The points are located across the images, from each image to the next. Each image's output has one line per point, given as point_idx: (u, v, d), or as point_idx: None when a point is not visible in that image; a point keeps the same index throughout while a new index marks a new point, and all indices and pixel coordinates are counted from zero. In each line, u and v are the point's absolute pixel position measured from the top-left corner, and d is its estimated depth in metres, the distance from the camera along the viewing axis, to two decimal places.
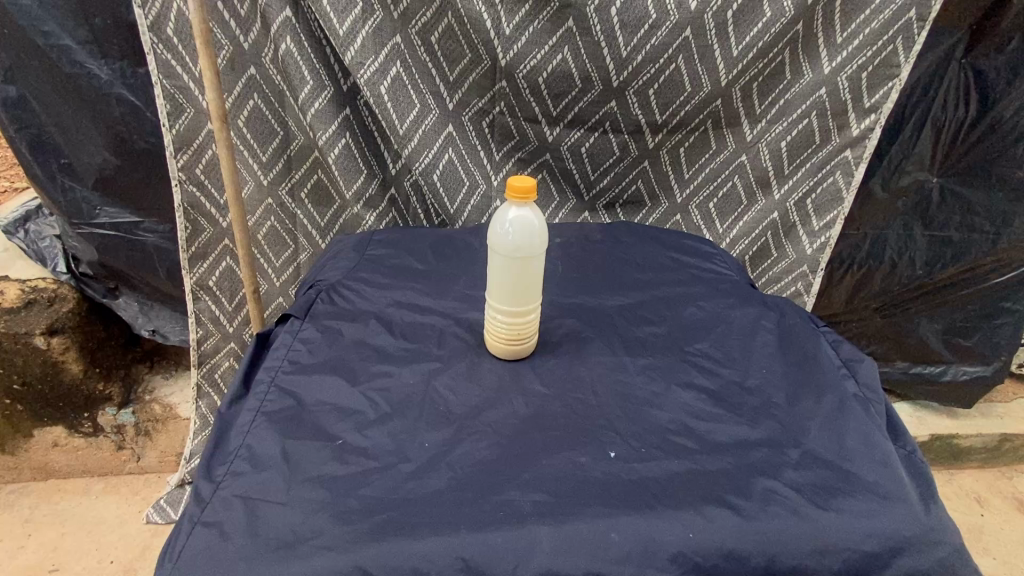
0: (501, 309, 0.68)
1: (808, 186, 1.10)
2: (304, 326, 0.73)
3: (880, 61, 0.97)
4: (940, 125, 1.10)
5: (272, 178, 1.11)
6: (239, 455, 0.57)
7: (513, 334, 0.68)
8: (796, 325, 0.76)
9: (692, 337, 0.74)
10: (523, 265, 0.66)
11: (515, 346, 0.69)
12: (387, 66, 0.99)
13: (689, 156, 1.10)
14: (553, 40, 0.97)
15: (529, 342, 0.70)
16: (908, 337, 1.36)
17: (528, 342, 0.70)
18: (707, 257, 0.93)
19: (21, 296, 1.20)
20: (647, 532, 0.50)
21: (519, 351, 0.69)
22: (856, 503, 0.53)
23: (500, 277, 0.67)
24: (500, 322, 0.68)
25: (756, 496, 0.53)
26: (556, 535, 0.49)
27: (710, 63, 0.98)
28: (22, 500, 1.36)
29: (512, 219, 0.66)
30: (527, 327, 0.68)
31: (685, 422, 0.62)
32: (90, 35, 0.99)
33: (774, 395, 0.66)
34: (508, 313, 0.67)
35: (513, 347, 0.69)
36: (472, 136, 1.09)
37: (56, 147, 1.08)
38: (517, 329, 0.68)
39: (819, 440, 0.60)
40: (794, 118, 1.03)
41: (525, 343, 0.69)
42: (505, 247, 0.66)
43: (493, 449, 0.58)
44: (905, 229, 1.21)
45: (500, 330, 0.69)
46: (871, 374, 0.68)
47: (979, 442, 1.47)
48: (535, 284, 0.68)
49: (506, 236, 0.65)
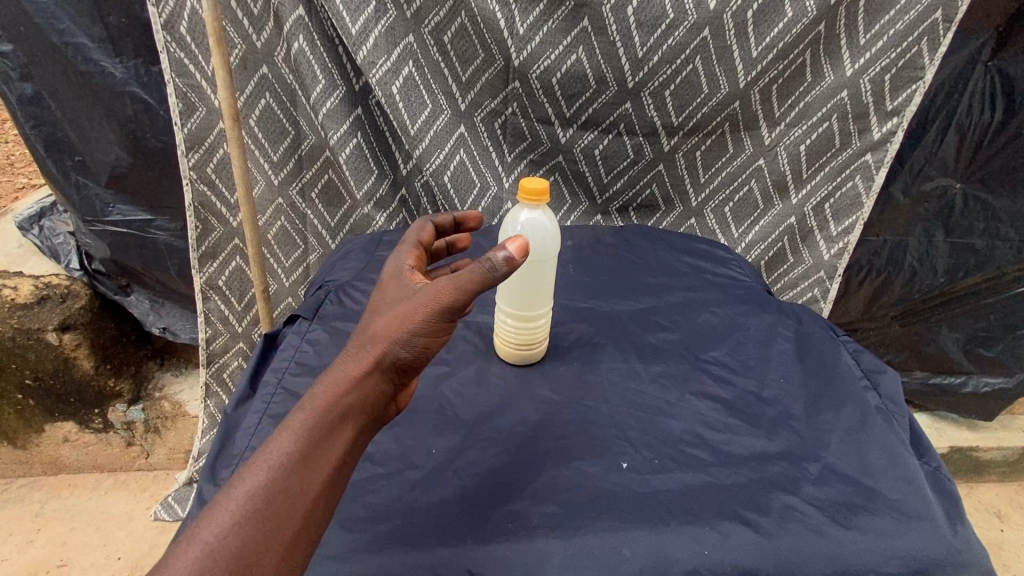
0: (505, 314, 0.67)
1: (826, 190, 1.08)
2: (311, 326, 0.73)
3: (904, 63, 0.94)
4: (963, 130, 1.08)
5: (283, 178, 1.10)
6: (243, 458, 0.57)
7: (518, 341, 0.67)
8: (814, 334, 0.73)
9: (707, 344, 0.73)
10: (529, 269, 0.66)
11: (519, 353, 0.68)
12: (399, 66, 0.98)
13: (705, 159, 1.08)
14: (567, 40, 0.96)
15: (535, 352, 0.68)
16: (928, 347, 1.32)
17: (535, 350, 0.68)
18: (721, 262, 0.91)
19: (34, 292, 1.20)
20: (660, 548, 0.48)
21: (521, 356, 0.68)
22: (879, 522, 0.51)
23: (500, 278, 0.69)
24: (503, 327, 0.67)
25: (774, 512, 0.51)
26: (566, 549, 0.48)
27: (728, 64, 0.96)
28: (33, 494, 1.37)
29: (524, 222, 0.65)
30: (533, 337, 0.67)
31: (699, 432, 0.60)
32: (104, 33, 0.99)
33: (791, 406, 0.64)
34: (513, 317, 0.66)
35: (517, 354, 0.68)
36: (484, 137, 1.08)
37: (70, 145, 1.08)
38: (521, 336, 0.67)
39: (839, 454, 0.58)
40: (815, 122, 1.01)
41: (532, 350, 0.68)
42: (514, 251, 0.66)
43: (501, 457, 0.57)
44: (926, 236, 1.18)
45: (502, 336, 0.68)
46: (894, 387, 0.65)
47: (999, 455, 1.44)
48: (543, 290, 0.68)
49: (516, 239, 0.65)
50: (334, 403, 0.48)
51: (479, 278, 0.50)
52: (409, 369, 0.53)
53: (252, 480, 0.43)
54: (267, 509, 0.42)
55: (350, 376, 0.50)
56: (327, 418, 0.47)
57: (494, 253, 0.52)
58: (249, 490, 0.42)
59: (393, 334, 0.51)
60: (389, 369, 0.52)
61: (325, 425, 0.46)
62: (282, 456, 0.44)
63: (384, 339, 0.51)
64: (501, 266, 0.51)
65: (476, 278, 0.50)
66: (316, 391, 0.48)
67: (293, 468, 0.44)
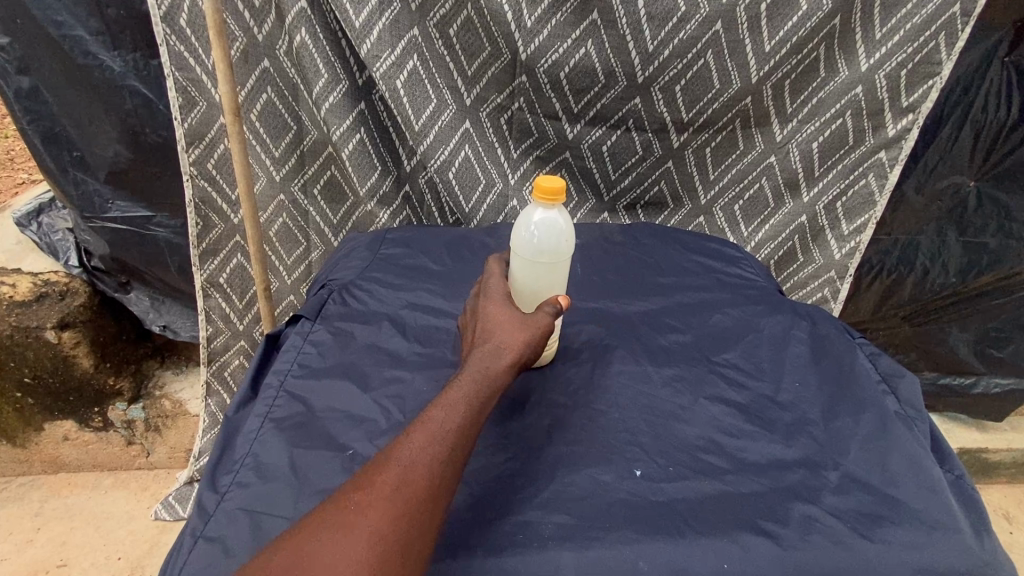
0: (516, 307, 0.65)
1: (838, 189, 1.06)
2: (314, 326, 0.71)
3: (921, 58, 0.92)
4: (979, 127, 1.05)
5: (285, 175, 1.08)
6: (246, 464, 0.56)
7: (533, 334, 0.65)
8: (830, 336, 0.71)
9: (720, 346, 0.71)
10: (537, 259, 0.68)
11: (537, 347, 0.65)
12: (403, 60, 0.96)
13: (715, 157, 1.06)
14: (576, 33, 0.94)
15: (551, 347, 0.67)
16: (939, 347, 1.30)
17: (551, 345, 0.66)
18: (732, 261, 0.89)
19: (33, 289, 1.19)
20: (676, 560, 0.46)
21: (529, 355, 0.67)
22: (903, 534, 0.49)
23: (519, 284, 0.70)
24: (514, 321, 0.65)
25: (794, 524, 0.49)
26: (580, 561, 0.46)
27: (740, 59, 0.94)
28: (32, 493, 1.36)
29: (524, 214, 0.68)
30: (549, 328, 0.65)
31: (714, 438, 0.58)
32: (102, 25, 0.97)
33: (808, 411, 0.62)
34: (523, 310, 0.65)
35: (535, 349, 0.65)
36: (489, 133, 1.06)
37: (68, 140, 1.06)
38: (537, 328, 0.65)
39: (860, 462, 0.56)
40: (828, 118, 0.99)
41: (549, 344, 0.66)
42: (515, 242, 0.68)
43: (511, 464, 0.55)
44: (939, 234, 1.16)
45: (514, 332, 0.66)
46: (914, 391, 0.63)
47: (1008, 457, 1.42)
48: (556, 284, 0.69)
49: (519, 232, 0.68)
50: (484, 397, 0.54)
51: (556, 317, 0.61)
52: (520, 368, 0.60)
53: (429, 457, 0.49)
54: (439, 486, 0.48)
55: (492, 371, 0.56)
56: (478, 410, 0.53)
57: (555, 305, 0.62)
58: (426, 467, 0.48)
59: (522, 342, 0.58)
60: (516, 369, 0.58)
61: (477, 416, 0.53)
62: (449, 441, 0.50)
63: (516, 346, 0.58)
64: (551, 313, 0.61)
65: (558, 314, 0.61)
66: (468, 384, 0.54)
67: (457, 453, 0.50)
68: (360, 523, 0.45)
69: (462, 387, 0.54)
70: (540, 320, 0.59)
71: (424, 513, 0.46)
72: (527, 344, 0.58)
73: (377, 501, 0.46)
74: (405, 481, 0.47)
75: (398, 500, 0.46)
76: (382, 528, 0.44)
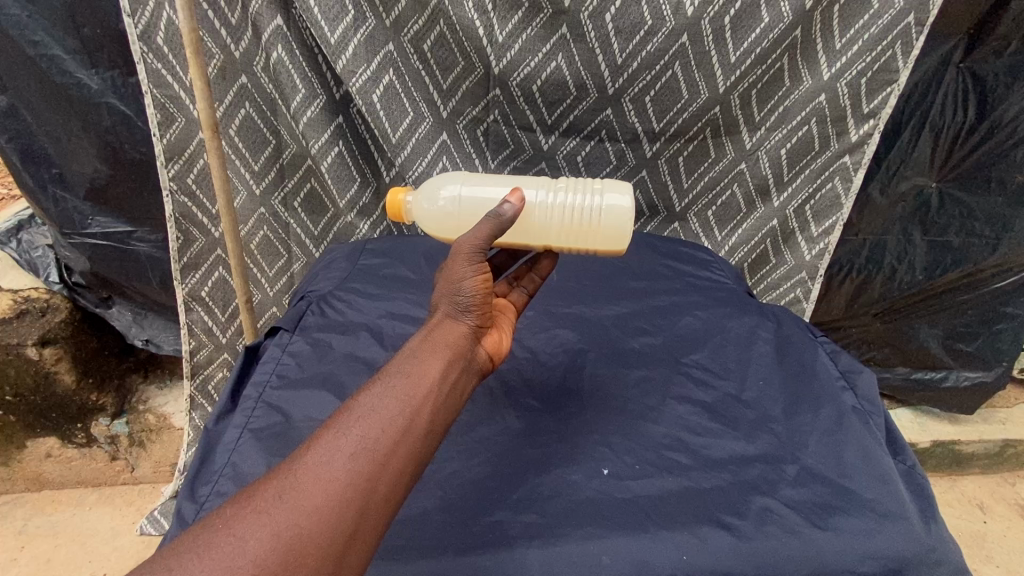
0: (538, 242, 0.69)
1: (807, 192, 1.09)
2: (292, 338, 0.72)
3: (880, 66, 0.95)
4: (938, 130, 1.09)
5: (265, 188, 1.10)
6: (223, 475, 0.57)
7: (574, 220, 0.69)
8: (794, 336, 0.74)
9: (689, 347, 0.73)
10: (479, 209, 0.72)
11: (593, 212, 0.69)
12: (379, 75, 0.98)
13: (689, 165, 1.09)
14: (547, 47, 0.96)
15: (603, 190, 0.70)
16: (909, 343, 1.34)
17: (591, 202, 0.69)
18: (703, 265, 0.92)
19: (14, 307, 1.19)
20: (639, 554, 0.49)
21: (609, 216, 0.69)
22: (854, 522, 0.52)
23: (534, 234, 0.69)
24: (556, 245, 0.69)
25: (752, 515, 0.52)
26: (546, 557, 0.48)
27: (707, 70, 0.97)
28: (16, 511, 1.35)
29: (426, 210, 0.74)
30: (565, 202, 0.69)
31: (680, 436, 0.61)
32: (79, 44, 0.98)
33: (770, 408, 0.64)
34: (542, 235, 0.68)
35: (597, 215, 0.69)
36: (466, 144, 1.08)
37: (47, 157, 1.07)
38: (565, 211, 0.69)
39: (817, 456, 0.58)
40: (794, 126, 1.02)
41: (594, 196, 0.69)
42: (455, 226, 0.73)
43: (483, 467, 0.57)
44: (904, 234, 1.20)
45: (572, 248, 0.69)
46: (871, 389, 0.66)
47: (981, 448, 1.46)
48: (515, 181, 0.73)
49: (450, 213, 0.73)
50: (417, 373, 0.51)
51: (488, 228, 0.58)
52: (474, 318, 0.58)
53: (335, 448, 0.45)
54: (346, 479, 0.44)
55: (430, 338, 0.54)
56: (410, 393, 0.49)
57: (497, 206, 0.60)
58: (328, 462, 0.44)
59: (447, 291, 0.57)
60: (460, 323, 0.57)
61: (410, 400, 0.49)
62: (365, 430, 0.46)
63: (446, 301, 0.57)
64: (509, 213, 0.59)
65: (481, 229, 0.58)
66: (401, 362, 0.52)
67: (377, 445, 0.46)
68: (247, 524, 0.42)
69: (392, 366, 0.51)
70: (452, 257, 0.58)
71: (309, 513, 0.42)
72: (453, 285, 0.57)
73: (262, 501, 0.43)
74: (299, 477, 0.44)
75: (284, 498, 0.43)
76: (268, 528, 0.41)
